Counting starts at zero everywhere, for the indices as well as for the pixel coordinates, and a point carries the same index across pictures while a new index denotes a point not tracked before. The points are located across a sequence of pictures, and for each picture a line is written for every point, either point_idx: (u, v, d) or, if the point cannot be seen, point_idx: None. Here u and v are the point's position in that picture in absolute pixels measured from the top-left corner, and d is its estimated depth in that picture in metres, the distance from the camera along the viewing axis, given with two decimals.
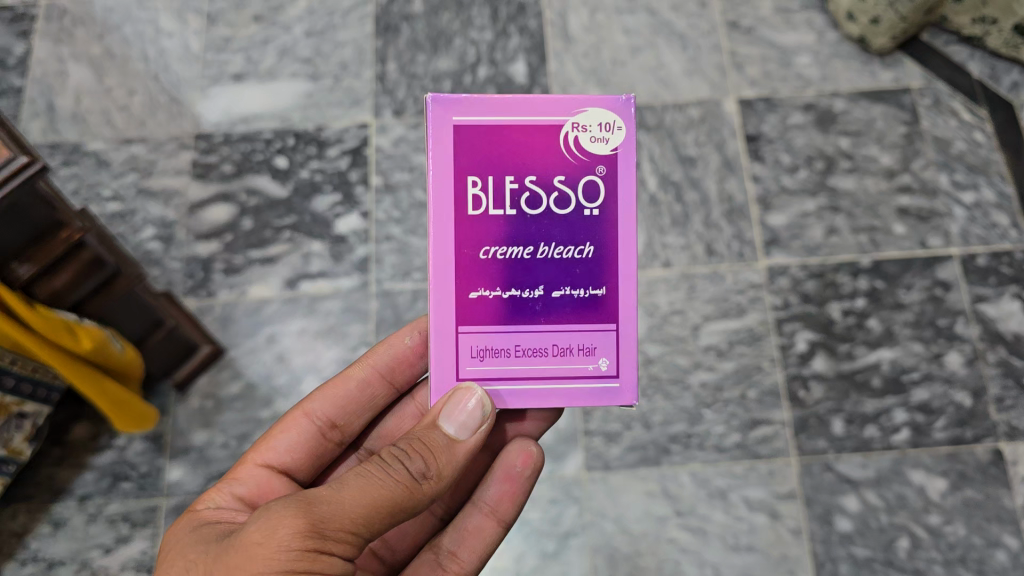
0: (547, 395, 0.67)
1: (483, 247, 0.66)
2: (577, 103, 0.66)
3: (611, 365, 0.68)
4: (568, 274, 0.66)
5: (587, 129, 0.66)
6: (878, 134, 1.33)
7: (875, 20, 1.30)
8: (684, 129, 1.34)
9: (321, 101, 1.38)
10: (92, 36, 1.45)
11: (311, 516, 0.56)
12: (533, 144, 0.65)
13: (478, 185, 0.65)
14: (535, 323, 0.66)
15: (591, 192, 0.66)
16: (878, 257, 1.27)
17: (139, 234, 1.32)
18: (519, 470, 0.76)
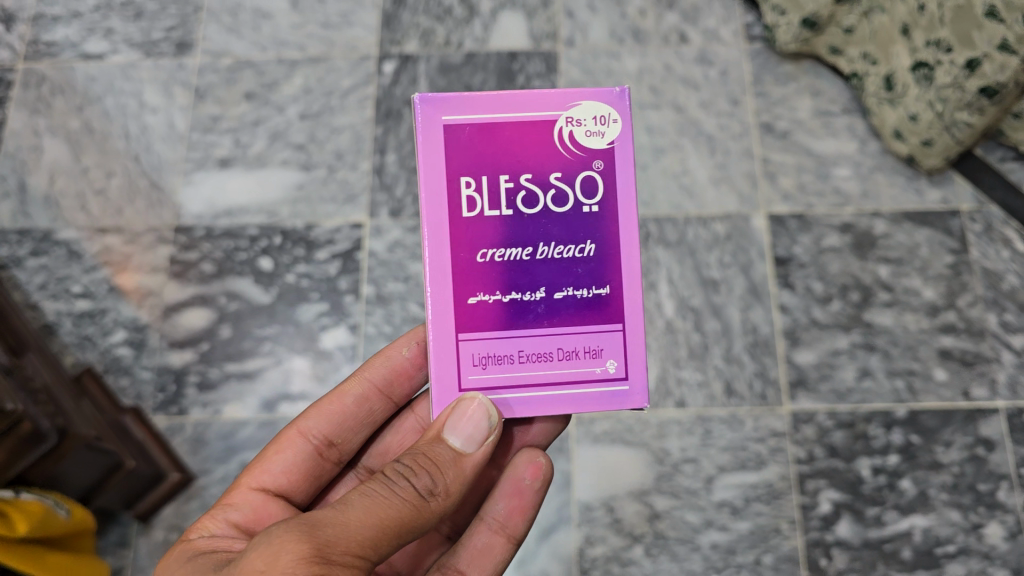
0: (553, 402, 0.64)
1: (481, 250, 0.64)
2: (568, 98, 0.65)
3: (619, 366, 0.65)
4: (570, 275, 0.64)
5: (582, 123, 0.65)
6: (922, 262, 1.21)
7: (927, 142, 1.16)
8: (708, 247, 1.22)
9: (313, 195, 1.26)
10: (71, 107, 1.33)
11: (316, 543, 0.52)
12: (525, 142, 0.64)
13: (472, 186, 0.64)
14: (538, 326, 0.64)
15: (590, 188, 0.65)
16: (915, 407, 1.14)
17: (109, 337, 1.21)
18: (528, 483, 0.72)
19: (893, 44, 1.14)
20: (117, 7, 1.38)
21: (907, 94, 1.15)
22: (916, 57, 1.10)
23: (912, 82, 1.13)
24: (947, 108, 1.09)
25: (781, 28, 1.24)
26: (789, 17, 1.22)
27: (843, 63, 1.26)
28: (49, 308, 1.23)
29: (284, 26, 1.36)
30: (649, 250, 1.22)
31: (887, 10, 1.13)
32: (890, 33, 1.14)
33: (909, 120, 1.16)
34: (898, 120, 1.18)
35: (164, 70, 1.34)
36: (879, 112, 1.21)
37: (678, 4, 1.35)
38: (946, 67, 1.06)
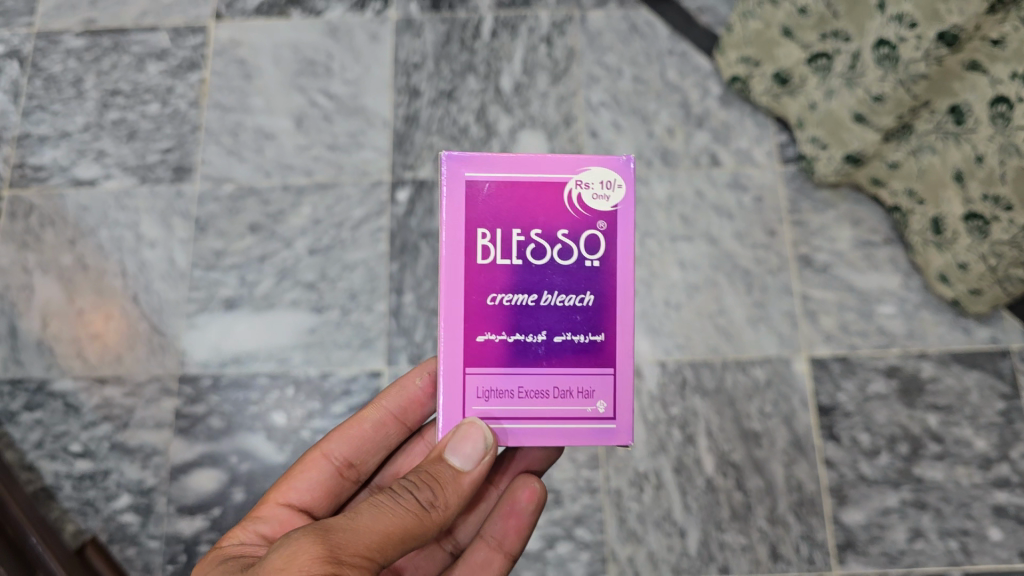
0: (548, 435, 0.64)
1: (490, 294, 0.64)
2: (579, 163, 0.65)
3: (608, 407, 0.65)
4: (569, 319, 0.65)
5: (588, 186, 0.65)
6: (972, 409, 1.15)
7: (975, 291, 1.09)
8: (748, 396, 1.15)
9: (327, 340, 1.17)
10: (62, 240, 1.22)
11: (333, 545, 0.53)
12: (537, 201, 0.65)
13: (487, 237, 0.64)
14: (538, 367, 0.64)
15: (592, 244, 0.65)
16: (970, 570, 1.09)
17: (113, 502, 1.11)
18: (523, 505, 0.74)
19: (944, 188, 1.05)
20: (109, 126, 1.27)
21: (957, 242, 1.07)
22: (970, 208, 1.02)
23: (964, 231, 1.05)
24: (1002, 263, 1.01)
25: (821, 160, 1.16)
26: (830, 152, 1.14)
27: (885, 194, 1.18)
28: (46, 469, 1.13)
29: (289, 147, 1.26)
30: (686, 400, 1.15)
31: (939, 152, 1.04)
32: (941, 177, 1.05)
33: (958, 267, 1.09)
34: (945, 264, 1.11)
35: (162, 198, 1.24)
36: (925, 252, 1.15)
37: (707, 121, 1.27)
38: (1004, 225, 0.97)
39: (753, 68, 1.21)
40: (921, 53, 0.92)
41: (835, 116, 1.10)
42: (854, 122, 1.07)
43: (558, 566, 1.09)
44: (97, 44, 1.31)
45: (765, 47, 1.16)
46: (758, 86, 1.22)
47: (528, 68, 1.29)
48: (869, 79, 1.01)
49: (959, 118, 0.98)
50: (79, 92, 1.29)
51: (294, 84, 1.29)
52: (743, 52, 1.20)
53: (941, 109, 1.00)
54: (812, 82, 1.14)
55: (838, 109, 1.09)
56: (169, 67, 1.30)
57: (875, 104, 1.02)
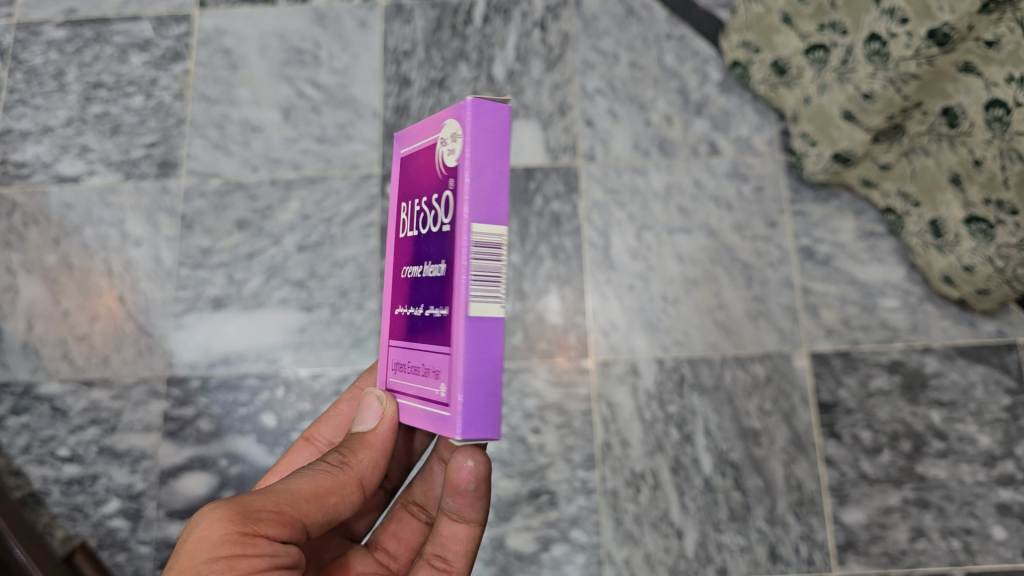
0: (414, 414, 0.54)
1: (404, 268, 0.58)
2: (441, 121, 0.53)
3: (446, 392, 0.50)
4: (433, 291, 0.53)
5: (447, 141, 0.52)
6: (977, 405, 1.12)
7: (982, 292, 1.03)
8: (747, 393, 1.13)
9: (317, 339, 1.15)
10: (46, 239, 1.21)
11: (241, 509, 0.49)
12: (424, 168, 0.56)
13: (405, 212, 0.58)
14: (415, 341, 0.55)
15: (445, 208, 0.51)
16: (973, 570, 1.07)
17: (102, 507, 1.12)
18: (465, 487, 0.58)
19: (940, 191, 1.02)
20: (91, 120, 1.25)
21: (959, 244, 1.01)
22: (971, 212, 0.98)
23: (965, 233, 1.00)
24: (1009, 265, 0.95)
25: (810, 157, 1.12)
26: (820, 150, 1.09)
27: (877, 196, 1.14)
28: (34, 474, 1.14)
29: (276, 140, 1.22)
30: (684, 398, 1.13)
31: (933, 154, 1.01)
32: (937, 179, 1.02)
33: (962, 269, 1.03)
34: (947, 266, 1.06)
35: (147, 194, 1.22)
36: (925, 254, 1.09)
37: (707, 108, 1.22)
38: (1009, 228, 0.92)
39: (752, 54, 1.15)
40: (912, 51, 0.87)
41: (826, 112, 1.05)
42: (844, 120, 1.03)
43: (553, 569, 1.08)
44: (79, 34, 1.28)
45: (766, 32, 1.11)
46: (757, 73, 1.16)
47: (522, 54, 1.24)
48: (859, 76, 0.97)
49: (952, 120, 0.94)
50: (61, 85, 1.26)
51: (281, 74, 1.25)
52: (745, 36, 1.15)
53: (934, 110, 0.97)
54: (807, 75, 1.08)
55: (829, 105, 1.04)
56: (152, 58, 1.26)
57: (864, 102, 0.98)
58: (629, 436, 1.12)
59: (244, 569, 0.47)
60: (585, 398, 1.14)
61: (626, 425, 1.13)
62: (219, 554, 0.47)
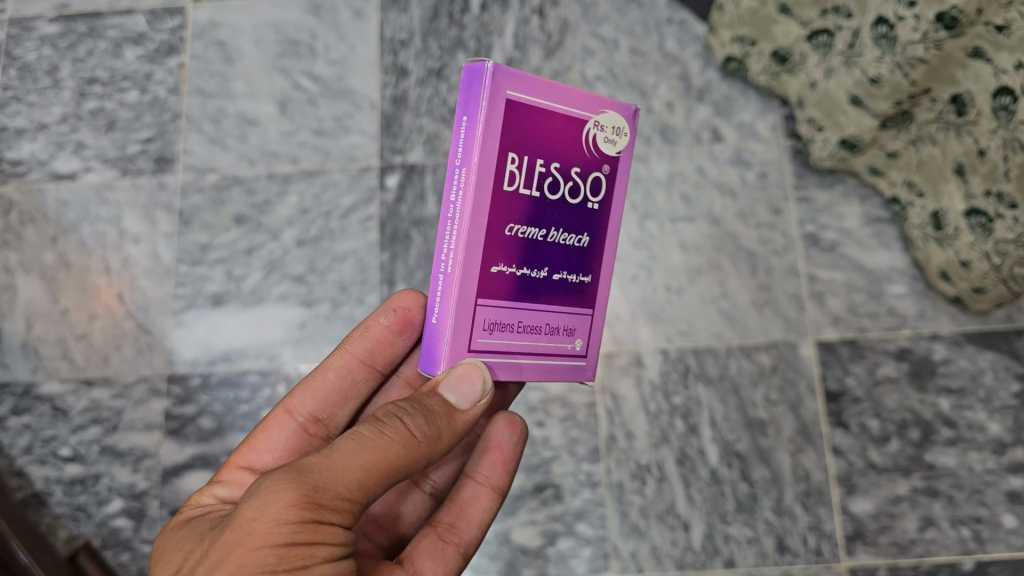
0: (536, 368, 0.62)
1: (509, 225, 0.58)
2: (599, 102, 0.61)
3: (581, 345, 0.65)
4: (565, 257, 0.62)
5: (603, 127, 0.62)
6: (986, 392, 1.10)
7: (979, 289, 1.02)
8: (753, 383, 1.12)
9: (317, 335, 1.14)
10: (44, 238, 1.20)
11: (313, 498, 0.47)
12: (561, 133, 0.59)
13: (516, 163, 0.57)
14: (536, 301, 0.61)
15: (595, 187, 0.63)
16: (984, 559, 1.06)
17: (105, 506, 1.12)
18: (505, 438, 0.70)
19: (944, 181, 1.00)
20: (86, 116, 1.23)
21: (958, 239, 1.00)
22: (972, 204, 0.96)
23: (965, 228, 0.98)
24: (1006, 263, 0.94)
25: (816, 143, 1.11)
26: (826, 135, 1.08)
27: (884, 184, 1.13)
28: (36, 474, 1.13)
29: (273, 134, 1.21)
30: (689, 388, 1.12)
31: (939, 144, 0.99)
32: (942, 170, 1.00)
33: (959, 265, 1.02)
34: (945, 261, 1.05)
35: (144, 191, 1.20)
36: (924, 247, 1.08)
37: (709, 94, 1.20)
38: (1008, 223, 0.90)
39: (748, 47, 1.13)
40: (919, 35, 0.84)
41: (832, 97, 1.04)
42: (851, 105, 1.01)
43: (559, 563, 1.08)
44: (72, 29, 1.26)
45: (761, 25, 1.09)
46: (755, 65, 1.14)
47: (520, 42, 1.21)
48: (866, 59, 0.94)
49: (960, 109, 0.92)
50: (55, 81, 1.25)
51: (277, 66, 1.23)
52: (738, 31, 1.13)
53: (943, 98, 0.94)
54: (812, 59, 1.07)
55: (835, 90, 1.02)
56: (146, 52, 1.25)
57: (871, 86, 0.95)
58: (634, 428, 1.11)
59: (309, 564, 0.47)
60: (589, 391, 1.12)
61: (631, 417, 1.12)
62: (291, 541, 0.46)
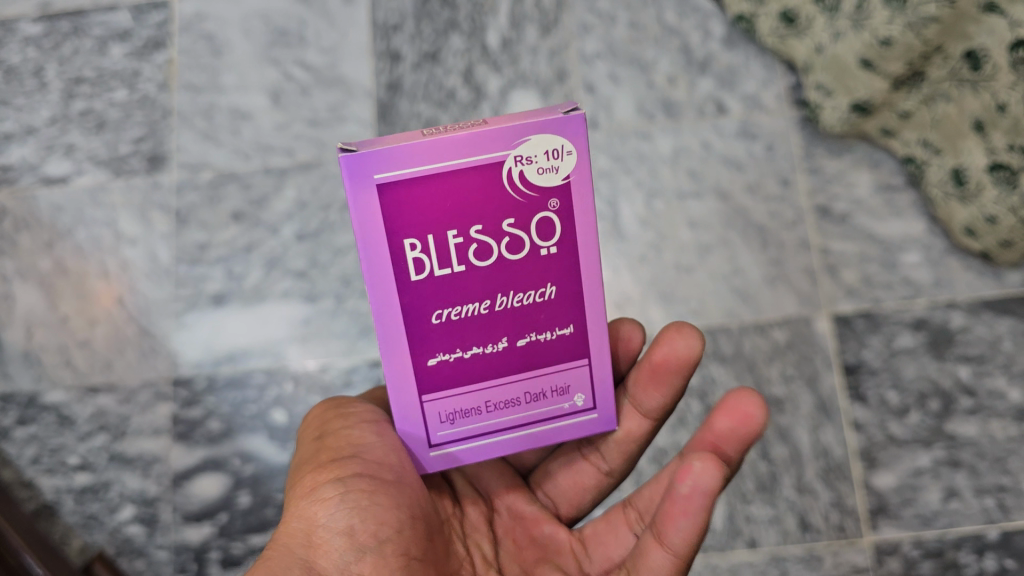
0: (493, 447, 0.63)
1: (546, 287, 0.61)
2: (516, 134, 0.58)
3: (447, 429, 0.62)
4: (482, 330, 0.61)
5: (520, 162, 0.58)
6: (1005, 357, 1.08)
7: (1007, 241, 1.01)
8: (768, 360, 1.10)
9: (324, 330, 1.12)
10: (39, 244, 1.18)
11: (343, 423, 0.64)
12: (474, 191, 0.58)
13: (554, 208, 0.59)
14: (499, 375, 0.62)
15: (514, 245, 0.59)
16: (1009, 527, 1.05)
17: (117, 514, 1.11)
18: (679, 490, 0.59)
19: (963, 138, 0.98)
20: (76, 118, 1.20)
21: (981, 195, 0.99)
22: (995, 158, 0.95)
23: (988, 183, 0.97)
24: None
25: (827, 108, 1.09)
26: (836, 100, 1.07)
27: (897, 144, 1.10)
28: (45, 485, 1.12)
29: (267, 127, 1.18)
30: (703, 367, 1.10)
31: (955, 100, 0.97)
32: (959, 127, 0.98)
33: (984, 221, 1.01)
34: (970, 218, 1.03)
35: (138, 191, 1.18)
36: (946, 206, 1.06)
37: (710, 66, 1.17)
38: None
39: (757, 7, 1.12)
40: None
41: (840, 62, 1.03)
42: (861, 69, 1.00)
43: None
44: (56, 28, 1.23)
45: None
46: (764, 26, 1.12)
47: (516, 21, 1.18)
48: (876, 21, 0.95)
49: (975, 64, 0.91)
50: (42, 83, 1.22)
51: (267, 57, 1.20)
52: None
53: (955, 54, 0.93)
54: (818, 22, 1.05)
55: (844, 54, 1.01)
56: (133, 49, 1.22)
57: (883, 49, 0.96)
58: None
59: (350, 428, 0.63)
60: None
61: None
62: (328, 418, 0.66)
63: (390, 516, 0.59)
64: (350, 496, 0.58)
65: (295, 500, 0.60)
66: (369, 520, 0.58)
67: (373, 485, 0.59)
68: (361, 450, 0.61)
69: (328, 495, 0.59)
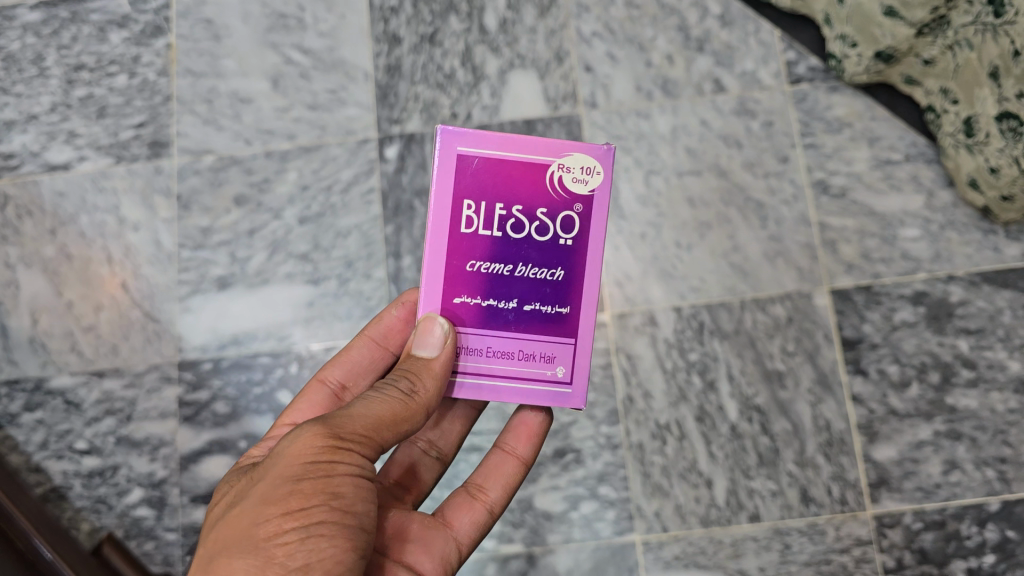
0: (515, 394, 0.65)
1: (471, 261, 0.65)
2: (561, 146, 0.65)
3: (565, 372, 0.66)
4: (539, 289, 0.65)
5: (569, 169, 0.65)
6: (1005, 330, 1.09)
7: (1008, 197, 1.02)
8: (769, 335, 1.11)
9: (327, 312, 1.13)
10: (42, 231, 1.18)
11: (334, 425, 0.56)
12: (522, 178, 0.64)
13: (472, 208, 0.64)
14: (507, 329, 0.65)
15: (566, 225, 0.65)
16: (1009, 499, 1.06)
17: (125, 497, 1.12)
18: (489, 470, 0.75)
19: (979, 86, 0.97)
20: (76, 104, 1.21)
21: (988, 144, 0.99)
22: (1004, 108, 0.93)
23: (996, 133, 0.97)
24: None
25: (850, 59, 1.08)
26: (860, 51, 1.06)
27: (920, 94, 1.09)
28: (54, 469, 1.13)
29: (267, 111, 1.19)
30: (705, 344, 1.11)
31: (976, 47, 0.95)
32: (977, 74, 0.96)
33: (988, 172, 1.01)
34: (975, 169, 1.04)
35: (140, 176, 1.18)
36: (956, 157, 1.07)
37: (708, 44, 1.18)
38: None
39: None
40: None
41: (863, 11, 1.01)
42: (885, 18, 0.98)
43: (584, 527, 1.07)
44: (54, 15, 1.23)
45: None
46: None
47: (514, 2, 1.19)
48: None
49: (996, 9, 0.88)
50: (41, 70, 1.22)
51: (266, 41, 1.21)
52: None
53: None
54: None
55: (867, 3, 0.99)
56: (132, 35, 1.22)
57: None
58: (651, 387, 1.10)
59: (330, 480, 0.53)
60: (604, 352, 1.11)
61: (647, 376, 1.11)
62: (310, 456, 0.54)
63: (350, 558, 0.53)
64: (307, 542, 0.52)
65: (248, 552, 0.51)
66: (324, 560, 0.52)
67: (336, 529, 0.53)
68: (334, 492, 0.53)
69: (286, 551, 0.51)
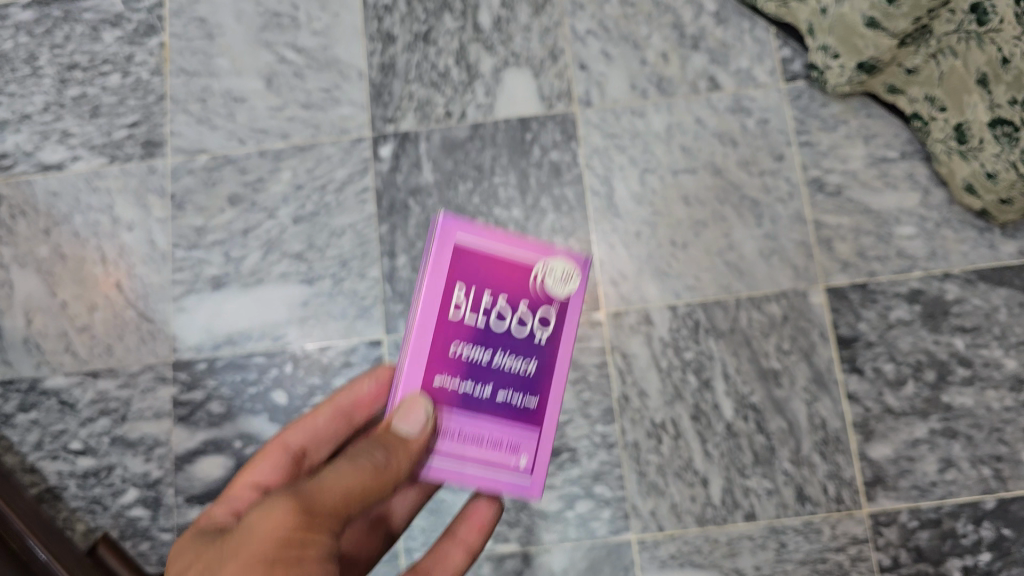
0: (471, 479, 0.63)
1: (453, 349, 0.62)
2: (549, 248, 0.64)
3: (527, 463, 0.65)
4: (511, 382, 0.64)
5: (552, 272, 0.64)
6: (1001, 328, 1.09)
7: (1006, 200, 1.02)
8: (764, 333, 1.10)
9: (322, 312, 1.13)
10: (36, 231, 1.18)
11: (308, 500, 0.51)
12: (510, 275, 0.63)
13: (462, 296, 0.62)
14: (479, 417, 0.63)
15: (544, 323, 0.65)
16: (1006, 497, 1.06)
17: (120, 498, 1.11)
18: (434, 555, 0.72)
19: (967, 93, 0.98)
20: (69, 104, 1.21)
21: (982, 150, 0.99)
22: (997, 114, 0.94)
23: (990, 138, 0.97)
24: None
25: (832, 70, 1.08)
26: (842, 62, 1.06)
27: (903, 102, 1.10)
28: (49, 469, 1.13)
29: (261, 110, 1.18)
30: (700, 343, 1.11)
31: (961, 55, 0.96)
32: (965, 82, 0.97)
33: (985, 177, 1.01)
34: (971, 174, 1.04)
35: (134, 176, 1.18)
36: (949, 162, 1.06)
37: (703, 41, 1.17)
38: None
39: None
40: None
41: (845, 21, 1.01)
42: (867, 28, 0.99)
43: (579, 526, 1.07)
44: (47, 14, 1.23)
45: None
46: None
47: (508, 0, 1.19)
48: None
49: (981, 18, 0.89)
50: (34, 70, 1.22)
51: (259, 40, 1.20)
52: None
53: (962, 8, 0.91)
54: None
55: (849, 14, 1.00)
56: (125, 34, 1.22)
57: (889, 7, 0.94)
58: (647, 385, 1.10)
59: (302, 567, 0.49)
60: (599, 352, 1.11)
61: (642, 375, 1.10)
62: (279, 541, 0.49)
63: None
64: None
65: None
66: None
67: None
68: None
69: None
